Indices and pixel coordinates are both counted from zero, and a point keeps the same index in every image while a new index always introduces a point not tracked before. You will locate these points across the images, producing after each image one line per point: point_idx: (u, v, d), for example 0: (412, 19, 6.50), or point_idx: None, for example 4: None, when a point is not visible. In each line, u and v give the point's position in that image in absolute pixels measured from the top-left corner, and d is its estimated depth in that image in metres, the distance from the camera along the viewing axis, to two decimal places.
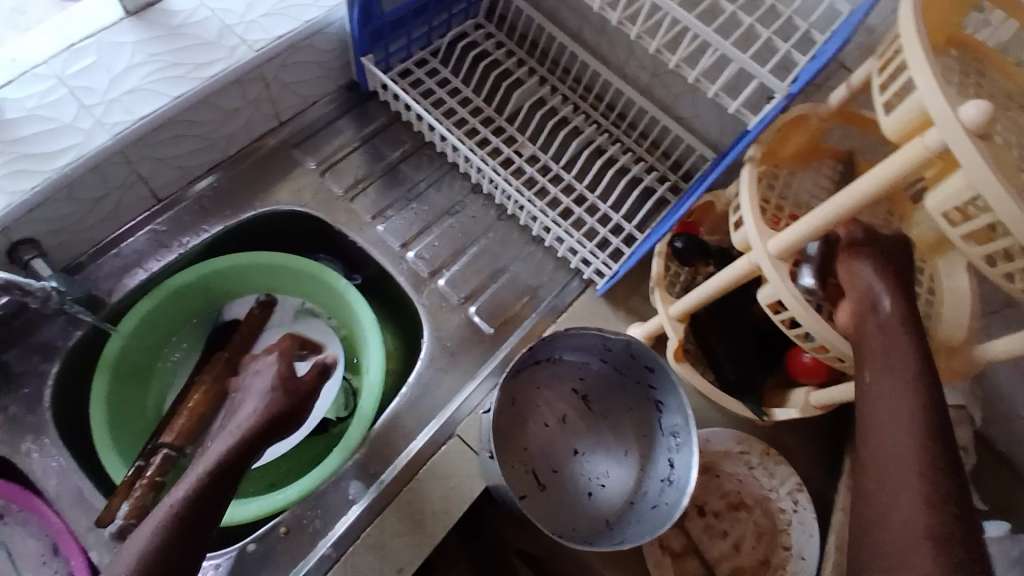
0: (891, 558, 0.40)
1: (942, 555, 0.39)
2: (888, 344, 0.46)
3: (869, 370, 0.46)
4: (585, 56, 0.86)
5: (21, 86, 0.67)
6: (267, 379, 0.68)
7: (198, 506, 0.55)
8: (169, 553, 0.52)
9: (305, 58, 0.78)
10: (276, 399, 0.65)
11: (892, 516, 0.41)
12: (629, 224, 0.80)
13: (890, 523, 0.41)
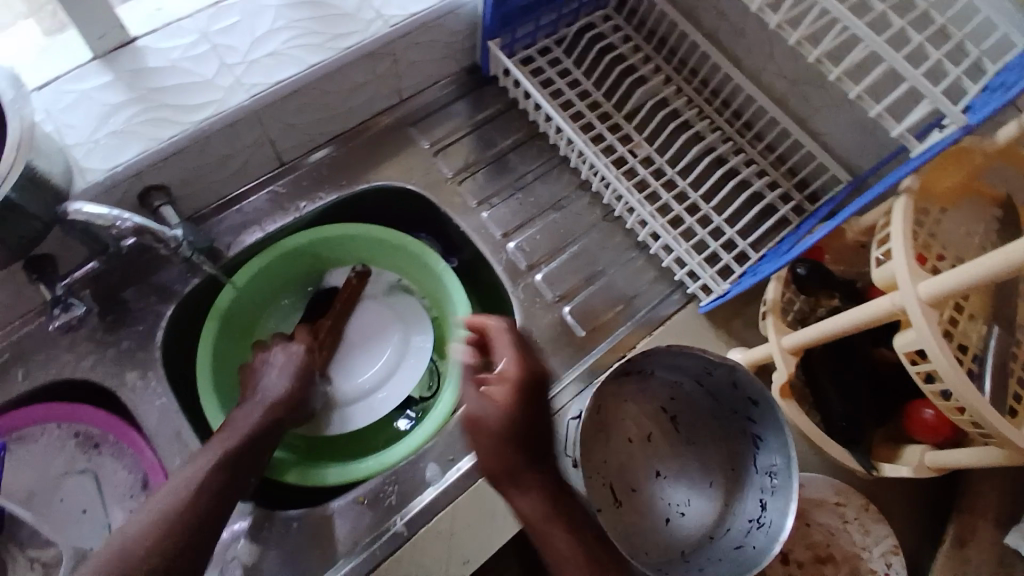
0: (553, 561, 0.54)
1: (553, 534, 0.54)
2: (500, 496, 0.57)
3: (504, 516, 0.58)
4: (718, 58, 0.83)
5: (169, 38, 0.71)
6: (290, 364, 0.70)
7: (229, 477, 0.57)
8: (224, 488, 0.56)
9: (434, 38, 0.78)
10: (294, 387, 0.68)
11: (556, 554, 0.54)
12: (743, 241, 0.76)
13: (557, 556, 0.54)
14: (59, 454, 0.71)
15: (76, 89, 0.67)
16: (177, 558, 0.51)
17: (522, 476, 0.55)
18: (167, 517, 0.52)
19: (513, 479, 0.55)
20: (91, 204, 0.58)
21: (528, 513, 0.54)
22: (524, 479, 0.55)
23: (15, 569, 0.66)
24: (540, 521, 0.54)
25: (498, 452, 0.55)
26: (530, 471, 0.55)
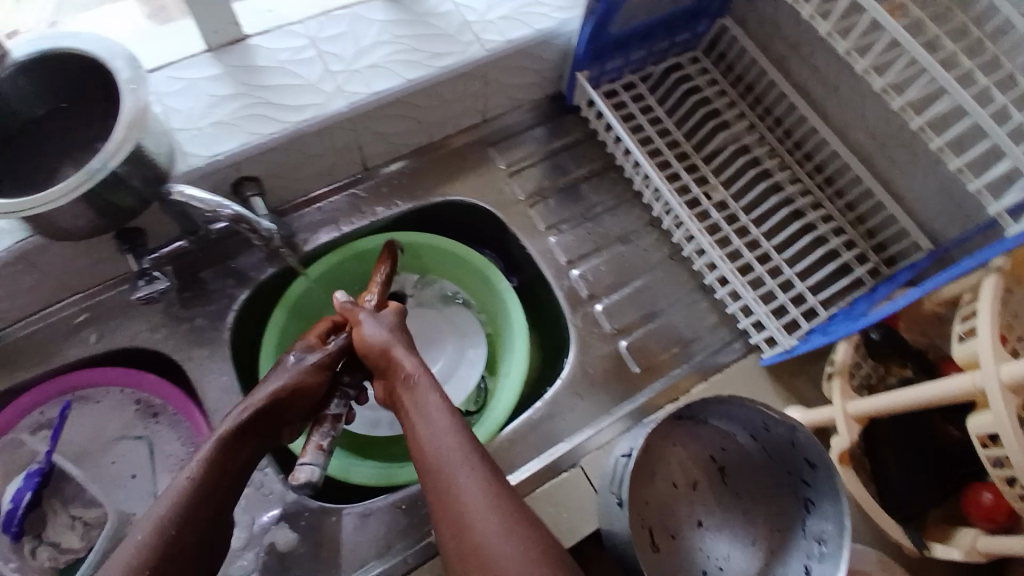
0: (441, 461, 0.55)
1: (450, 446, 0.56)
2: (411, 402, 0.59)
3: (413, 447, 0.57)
4: (806, 112, 0.83)
5: (279, 40, 0.75)
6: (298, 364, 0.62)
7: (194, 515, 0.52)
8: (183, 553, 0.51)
9: (525, 64, 0.81)
10: (310, 375, 0.62)
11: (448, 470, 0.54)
12: (813, 297, 0.75)
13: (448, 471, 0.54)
14: (118, 417, 0.73)
15: (186, 77, 0.72)
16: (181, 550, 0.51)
17: (390, 352, 0.62)
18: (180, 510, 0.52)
19: (390, 360, 0.62)
20: (195, 189, 0.61)
21: (408, 386, 0.60)
22: (398, 357, 0.61)
23: (58, 525, 0.69)
24: (418, 395, 0.59)
25: (389, 339, 0.63)
26: (400, 352, 0.62)
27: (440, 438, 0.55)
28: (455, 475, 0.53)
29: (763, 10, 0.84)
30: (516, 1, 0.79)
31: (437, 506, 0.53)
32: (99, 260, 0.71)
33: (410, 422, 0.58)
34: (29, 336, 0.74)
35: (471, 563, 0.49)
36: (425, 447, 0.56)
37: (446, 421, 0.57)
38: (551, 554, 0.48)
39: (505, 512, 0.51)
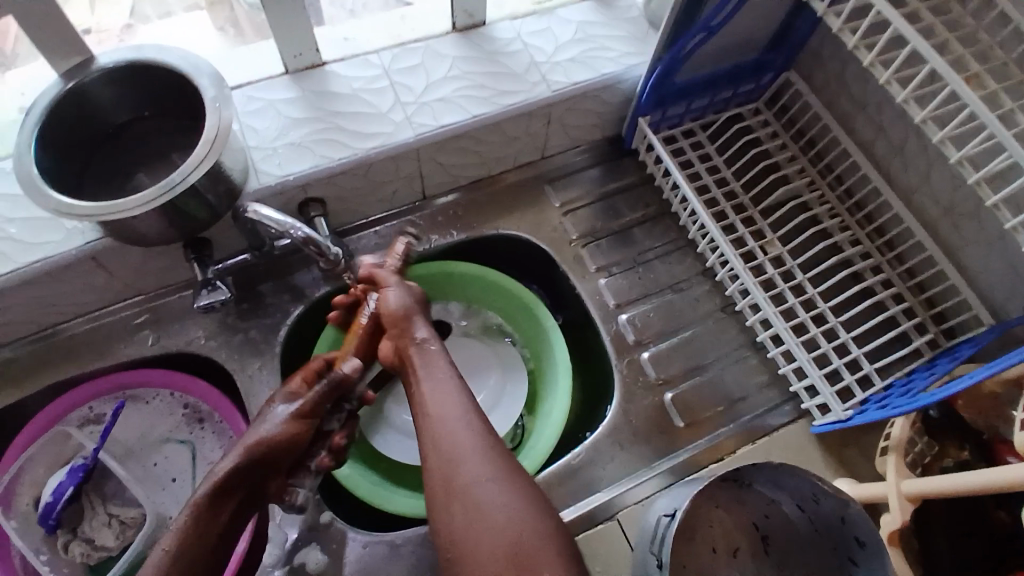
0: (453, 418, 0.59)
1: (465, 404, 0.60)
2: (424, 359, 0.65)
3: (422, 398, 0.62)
4: (870, 172, 0.82)
5: (354, 68, 0.77)
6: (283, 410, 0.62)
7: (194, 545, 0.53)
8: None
9: (589, 106, 0.82)
10: (295, 424, 0.61)
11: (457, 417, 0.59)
12: (869, 364, 0.72)
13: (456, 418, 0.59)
14: (165, 419, 0.75)
15: (265, 98, 0.74)
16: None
17: (405, 330, 0.67)
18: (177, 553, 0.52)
19: (404, 336, 0.67)
20: (274, 211, 0.63)
21: (418, 357, 0.65)
22: (411, 336, 0.67)
23: (94, 522, 0.70)
24: (427, 363, 0.64)
25: (404, 322, 0.68)
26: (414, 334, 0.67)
27: (444, 400, 0.60)
28: (452, 433, 0.58)
29: (831, 66, 0.84)
30: (584, 44, 0.81)
31: (432, 458, 0.57)
32: (164, 266, 0.74)
33: (415, 384, 0.63)
34: (88, 332, 0.76)
35: (460, 509, 0.54)
36: (429, 406, 0.60)
37: (451, 388, 0.61)
38: (538, 513, 0.53)
39: (499, 470, 0.55)
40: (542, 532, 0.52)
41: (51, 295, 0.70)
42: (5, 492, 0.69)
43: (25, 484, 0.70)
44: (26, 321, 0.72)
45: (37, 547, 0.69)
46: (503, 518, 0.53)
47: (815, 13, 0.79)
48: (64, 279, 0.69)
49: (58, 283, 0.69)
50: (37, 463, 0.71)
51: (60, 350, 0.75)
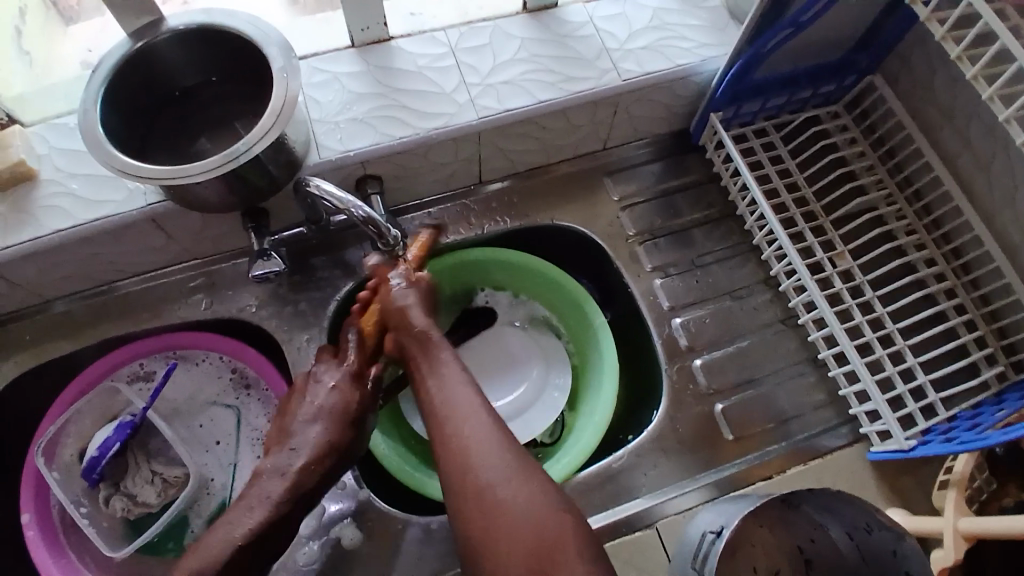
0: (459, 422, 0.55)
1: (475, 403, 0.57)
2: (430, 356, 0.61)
3: (430, 399, 0.58)
4: (952, 189, 0.76)
5: (421, 45, 0.75)
6: (331, 404, 0.62)
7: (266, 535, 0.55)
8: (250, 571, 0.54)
9: (658, 98, 0.78)
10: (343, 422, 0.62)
11: (463, 419, 0.55)
12: (935, 392, 0.68)
13: (462, 421, 0.55)
14: (213, 382, 0.77)
15: (330, 70, 0.73)
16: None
17: (409, 325, 0.63)
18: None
19: (410, 334, 0.62)
20: (336, 188, 0.62)
21: (426, 353, 0.61)
22: (416, 330, 0.62)
23: (138, 477, 0.71)
24: (438, 357, 0.61)
25: (407, 317, 0.63)
26: (418, 329, 0.62)
27: (457, 398, 0.57)
28: (466, 431, 0.55)
29: (919, 72, 0.78)
30: (658, 32, 0.77)
31: (445, 462, 0.54)
32: (221, 233, 0.74)
33: (423, 382, 0.60)
34: (144, 291, 0.77)
35: (481, 512, 0.51)
36: (441, 402, 0.57)
37: (463, 382, 0.58)
38: (562, 511, 0.51)
39: (517, 468, 0.53)
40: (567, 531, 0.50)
41: (112, 253, 0.71)
42: (50, 442, 0.70)
43: (70, 436, 0.72)
44: (86, 275, 0.73)
45: (78, 499, 0.70)
46: (527, 519, 0.50)
47: (911, 14, 0.74)
48: (124, 238, 0.69)
49: (119, 242, 0.70)
50: (86, 415, 0.72)
51: (116, 307, 0.77)
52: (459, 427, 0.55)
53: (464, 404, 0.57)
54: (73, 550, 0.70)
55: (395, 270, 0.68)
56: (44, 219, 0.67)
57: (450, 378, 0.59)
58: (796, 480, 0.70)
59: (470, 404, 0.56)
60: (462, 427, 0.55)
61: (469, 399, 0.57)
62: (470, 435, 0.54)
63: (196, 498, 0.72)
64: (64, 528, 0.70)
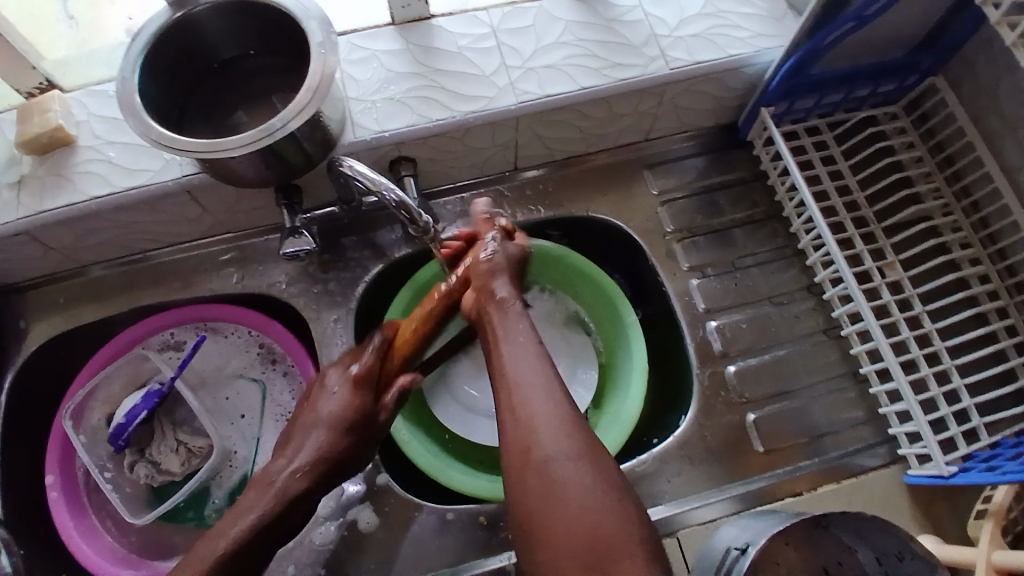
0: (529, 388, 0.53)
1: (545, 374, 0.54)
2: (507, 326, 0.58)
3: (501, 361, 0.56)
4: (1012, 205, 0.71)
5: (462, 25, 0.73)
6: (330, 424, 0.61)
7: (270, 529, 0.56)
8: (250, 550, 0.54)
9: (707, 90, 0.75)
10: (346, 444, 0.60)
11: (533, 386, 0.53)
12: (979, 417, 0.65)
13: (531, 387, 0.53)
14: (239, 356, 0.76)
15: (368, 48, 0.72)
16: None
17: (488, 291, 0.61)
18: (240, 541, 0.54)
19: (486, 302, 0.61)
20: (368, 168, 0.60)
21: (499, 322, 0.59)
22: (491, 299, 0.61)
23: (163, 446, 0.72)
24: (510, 326, 0.58)
25: (489, 286, 0.62)
26: (495, 299, 0.61)
27: (523, 370, 0.54)
28: (536, 407, 0.51)
29: (981, 76, 0.73)
30: (711, 20, 0.73)
31: (508, 429, 0.52)
32: (254, 208, 0.74)
33: (496, 347, 0.57)
34: (176, 262, 0.77)
35: (538, 482, 0.48)
36: (511, 372, 0.54)
37: (529, 349, 0.56)
38: (619, 495, 0.47)
39: (580, 452, 0.49)
40: (624, 526, 0.46)
41: (146, 222, 0.71)
42: (79, 406, 0.71)
43: (99, 400, 0.73)
44: (120, 243, 0.74)
45: (103, 462, 0.71)
46: (583, 494, 0.47)
47: (982, 13, 0.69)
48: (158, 209, 0.69)
49: (153, 212, 0.70)
50: (115, 380, 0.73)
51: (148, 275, 0.77)
52: (529, 394, 0.52)
53: (542, 371, 0.54)
54: (94, 512, 0.72)
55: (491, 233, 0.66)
56: (80, 185, 0.67)
57: (526, 343, 0.56)
58: (827, 499, 0.68)
59: (540, 374, 0.54)
60: (533, 393, 0.52)
61: (542, 369, 0.54)
62: (539, 403, 0.52)
63: (218, 470, 0.72)
64: (86, 490, 0.72)
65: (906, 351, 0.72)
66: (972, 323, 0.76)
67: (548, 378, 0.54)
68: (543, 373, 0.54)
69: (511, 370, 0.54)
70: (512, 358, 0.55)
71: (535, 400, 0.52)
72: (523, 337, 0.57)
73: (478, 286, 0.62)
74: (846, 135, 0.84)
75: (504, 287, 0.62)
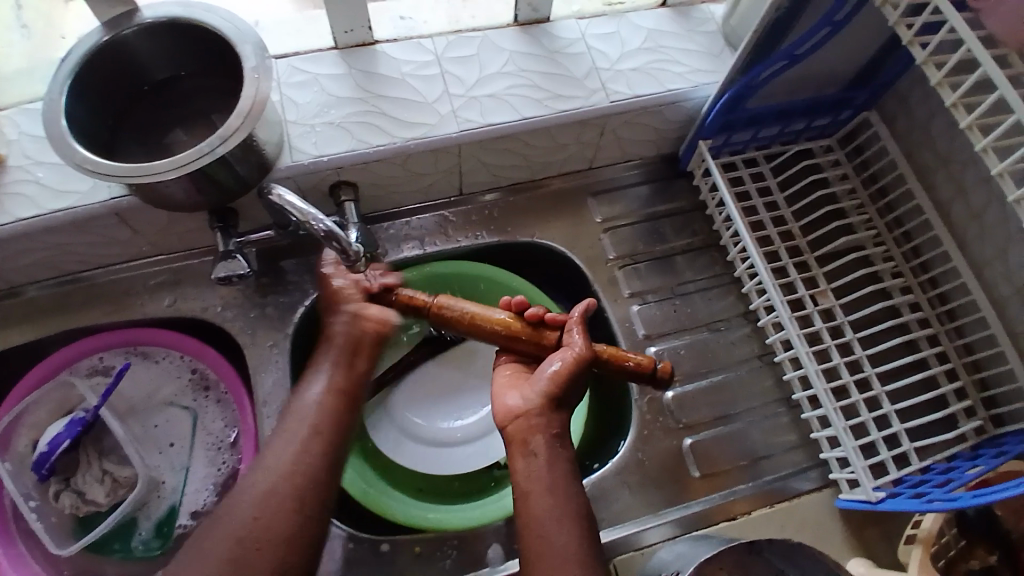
0: (559, 551, 0.53)
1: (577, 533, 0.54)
2: (551, 460, 0.57)
3: (536, 505, 0.55)
4: (943, 237, 0.75)
5: (407, 51, 0.74)
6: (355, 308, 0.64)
7: (328, 428, 0.59)
8: (302, 468, 0.56)
9: (647, 121, 0.77)
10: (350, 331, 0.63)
11: (566, 549, 0.53)
12: (908, 441, 0.66)
13: (563, 550, 0.53)
14: (170, 382, 0.74)
15: (310, 71, 0.72)
16: (292, 550, 0.53)
17: (540, 421, 0.58)
18: (275, 492, 0.55)
19: (532, 431, 0.58)
20: (297, 199, 0.59)
21: (544, 454, 0.57)
22: (540, 431, 0.58)
23: (88, 475, 0.68)
24: (547, 471, 0.56)
25: (547, 416, 0.58)
26: (545, 433, 0.58)
27: (560, 528, 0.54)
28: None
29: (916, 112, 0.76)
30: (651, 54, 0.76)
31: None
32: (190, 230, 0.72)
33: (528, 491, 0.56)
34: (108, 284, 0.75)
35: None
36: (545, 532, 0.54)
37: (570, 501, 0.55)
38: None
39: None
40: None
41: (76, 244, 0.69)
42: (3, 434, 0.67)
43: (26, 427, 0.69)
44: (49, 264, 0.71)
45: (28, 492, 0.67)
46: None
47: (910, 55, 0.73)
48: (89, 230, 0.67)
49: (84, 234, 0.68)
50: (41, 407, 0.69)
51: (80, 297, 0.74)
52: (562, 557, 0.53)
53: (580, 534, 0.54)
54: (23, 540, 0.67)
55: (653, 368, 0.60)
56: (7, 205, 0.65)
57: (564, 483, 0.56)
58: (764, 523, 0.68)
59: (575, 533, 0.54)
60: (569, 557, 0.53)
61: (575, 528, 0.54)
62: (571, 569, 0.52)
63: (145, 501, 0.69)
64: (14, 517, 0.67)
65: (839, 377, 0.74)
66: (903, 349, 0.79)
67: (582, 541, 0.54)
68: (579, 533, 0.54)
69: (550, 517, 0.54)
70: (549, 506, 0.55)
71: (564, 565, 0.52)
72: (564, 481, 0.56)
73: (548, 394, 0.58)
74: (783, 167, 0.87)
75: (554, 421, 0.59)
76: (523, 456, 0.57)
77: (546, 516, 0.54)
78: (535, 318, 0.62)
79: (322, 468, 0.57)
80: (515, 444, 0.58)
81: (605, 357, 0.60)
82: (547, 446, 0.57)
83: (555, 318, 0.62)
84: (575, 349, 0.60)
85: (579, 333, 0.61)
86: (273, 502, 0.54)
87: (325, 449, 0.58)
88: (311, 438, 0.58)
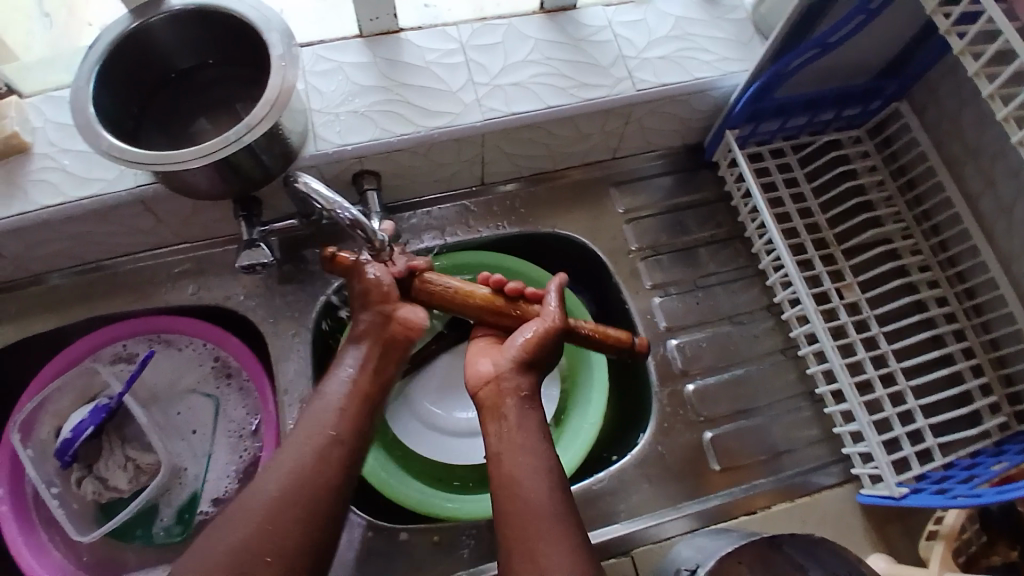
0: (526, 510, 0.54)
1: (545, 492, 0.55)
2: (521, 424, 0.58)
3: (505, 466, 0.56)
4: (972, 230, 0.73)
5: (430, 39, 0.73)
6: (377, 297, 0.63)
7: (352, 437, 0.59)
8: (319, 473, 0.56)
9: (672, 111, 0.76)
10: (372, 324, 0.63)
11: (536, 507, 0.54)
12: (931, 436, 0.65)
13: (529, 506, 0.54)
14: (193, 370, 0.75)
15: (334, 59, 0.71)
16: (303, 556, 0.53)
17: (508, 384, 0.59)
18: (294, 497, 0.54)
19: (503, 394, 0.59)
20: (325, 188, 0.59)
21: (513, 417, 0.58)
22: (509, 393, 0.59)
23: (110, 462, 0.69)
24: (518, 433, 0.57)
25: (515, 378, 0.60)
26: (515, 396, 0.59)
27: (529, 487, 0.55)
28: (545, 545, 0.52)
29: (947, 102, 0.75)
30: (677, 42, 0.74)
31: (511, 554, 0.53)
32: (213, 219, 0.73)
33: (499, 454, 0.57)
34: (132, 272, 0.76)
35: None
36: (515, 492, 0.54)
37: (537, 460, 0.56)
38: None
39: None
40: None
41: (101, 232, 0.70)
42: (28, 419, 0.69)
43: (48, 414, 0.70)
44: (75, 252, 0.72)
45: (50, 478, 0.68)
46: None
47: (943, 43, 0.71)
48: (113, 218, 0.68)
49: (108, 222, 0.68)
50: (64, 394, 0.71)
51: (104, 284, 0.75)
52: (530, 517, 0.53)
53: (553, 493, 0.55)
54: (44, 528, 0.68)
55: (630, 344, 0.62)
56: (33, 193, 0.65)
57: (532, 444, 0.57)
58: (785, 517, 0.68)
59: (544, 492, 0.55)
60: (539, 515, 0.53)
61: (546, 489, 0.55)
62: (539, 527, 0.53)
63: (167, 488, 0.70)
64: (35, 506, 0.68)
65: (863, 372, 0.73)
66: (929, 345, 0.78)
67: (552, 499, 0.54)
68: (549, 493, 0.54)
69: (520, 478, 0.55)
70: (519, 468, 0.56)
71: (530, 522, 0.53)
72: (533, 441, 0.57)
73: (516, 359, 0.60)
74: (810, 158, 0.85)
75: (524, 382, 0.60)
76: (496, 421, 0.59)
77: (514, 477, 0.55)
78: (514, 292, 0.64)
79: (340, 472, 0.57)
80: (487, 410, 0.60)
81: (578, 327, 0.62)
82: (517, 411, 0.59)
83: (534, 293, 0.64)
84: (550, 319, 0.61)
85: (555, 303, 0.62)
86: (289, 507, 0.54)
87: (344, 455, 0.57)
88: (330, 441, 0.57)
